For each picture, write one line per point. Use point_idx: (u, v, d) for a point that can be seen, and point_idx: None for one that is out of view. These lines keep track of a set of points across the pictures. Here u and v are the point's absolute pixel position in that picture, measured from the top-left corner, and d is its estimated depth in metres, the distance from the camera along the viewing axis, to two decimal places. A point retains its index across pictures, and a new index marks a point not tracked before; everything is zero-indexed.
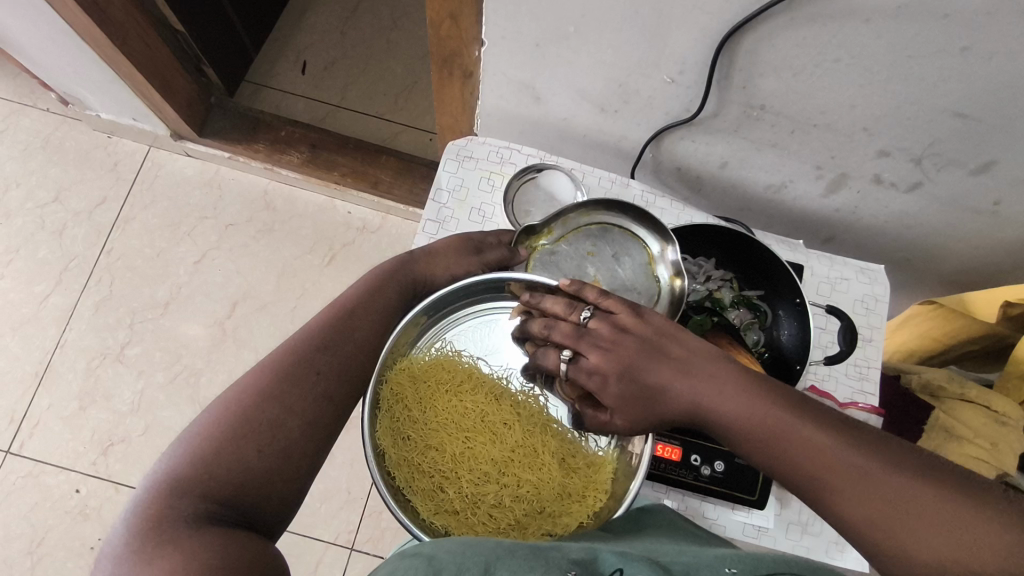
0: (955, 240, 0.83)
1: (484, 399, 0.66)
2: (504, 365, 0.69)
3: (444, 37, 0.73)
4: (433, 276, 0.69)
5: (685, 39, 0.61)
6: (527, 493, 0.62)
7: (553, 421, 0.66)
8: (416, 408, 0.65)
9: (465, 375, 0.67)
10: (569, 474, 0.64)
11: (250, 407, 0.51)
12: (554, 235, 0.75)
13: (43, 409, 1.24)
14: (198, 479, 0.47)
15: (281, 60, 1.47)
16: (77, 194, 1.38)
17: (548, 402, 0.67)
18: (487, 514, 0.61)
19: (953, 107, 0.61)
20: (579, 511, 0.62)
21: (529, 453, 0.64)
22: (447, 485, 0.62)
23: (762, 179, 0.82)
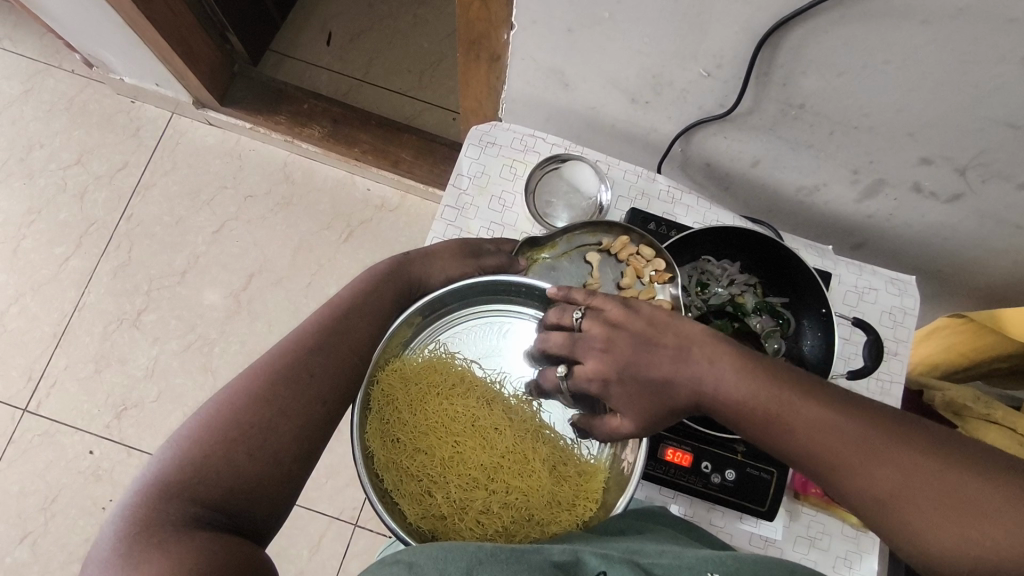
0: (993, 255, 0.80)
1: (476, 401, 0.66)
2: (499, 369, 0.69)
3: (473, 18, 0.70)
4: (428, 278, 0.68)
5: (726, 32, 0.58)
6: (515, 500, 0.62)
7: (546, 425, 0.67)
8: (406, 410, 0.65)
9: (458, 378, 0.67)
10: (559, 482, 0.64)
11: (243, 410, 0.50)
12: (557, 251, 0.73)
13: (60, 370, 1.26)
14: (189, 483, 0.47)
15: (307, 30, 1.45)
16: (100, 157, 1.38)
17: (543, 407, 0.68)
18: (474, 518, 0.61)
19: (1005, 118, 0.58)
20: (569, 519, 0.62)
21: (518, 459, 0.64)
22: (435, 490, 0.62)
23: (793, 180, 0.79)
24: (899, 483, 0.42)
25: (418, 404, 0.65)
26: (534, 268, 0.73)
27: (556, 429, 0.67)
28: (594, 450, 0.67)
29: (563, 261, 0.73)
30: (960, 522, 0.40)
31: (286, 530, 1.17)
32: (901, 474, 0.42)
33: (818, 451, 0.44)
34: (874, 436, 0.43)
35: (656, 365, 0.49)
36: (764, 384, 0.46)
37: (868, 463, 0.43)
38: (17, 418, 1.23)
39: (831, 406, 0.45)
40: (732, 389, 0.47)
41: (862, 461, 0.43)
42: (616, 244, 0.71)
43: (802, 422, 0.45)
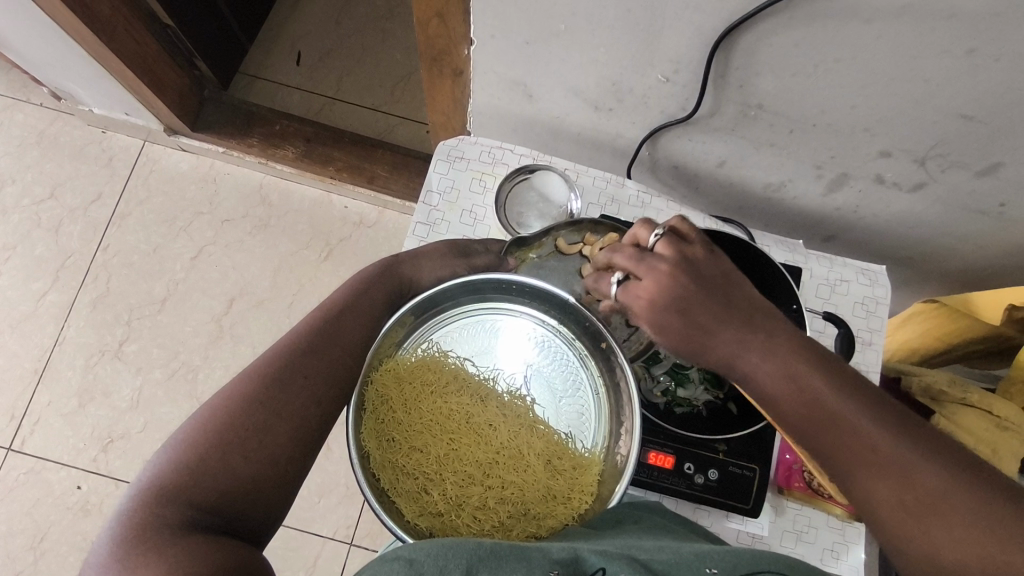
0: (960, 240, 0.81)
1: (472, 397, 0.67)
2: (492, 366, 0.69)
3: (433, 36, 0.70)
4: (419, 278, 0.69)
5: (679, 38, 0.59)
6: (511, 494, 0.62)
7: (541, 420, 0.67)
8: (402, 407, 0.64)
9: (451, 376, 0.68)
10: (554, 476, 0.64)
11: (237, 413, 0.50)
12: (544, 249, 0.73)
13: (44, 406, 1.25)
14: (186, 485, 0.46)
15: (276, 51, 1.45)
16: (73, 189, 1.37)
17: (536, 402, 0.68)
18: (472, 512, 0.61)
19: (958, 109, 0.59)
20: (564, 513, 0.62)
21: (514, 454, 0.64)
22: (431, 487, 0.62)
23: (760, 178, 0.80)
24: (926, 496, 0.42)
25: (418, 398, 0.65)
26: (523, 267, 0.73)
27: (549, 423, 0.67)
28: (587, 442, 0.67)
29: (550, 259, 0.73)
30: (978, 546, 0.40)
31: (281, 553, 1.16)
32: (929, 489, 0.42)
33: (853, 448, 0.45)
34: (907, 448, 0.43)
35: (717, 300, 0.51)
36: (801, 369, 0.47)
37: (897, 472, 0.43)
38: (2, 457, 1.22)
39: (876, 413, 0.45)
40: (761, 358, 0.49)
41: (891, 472, 0.43)
42: (603, 240, 0.71)
43: (833, 416, 0.45)
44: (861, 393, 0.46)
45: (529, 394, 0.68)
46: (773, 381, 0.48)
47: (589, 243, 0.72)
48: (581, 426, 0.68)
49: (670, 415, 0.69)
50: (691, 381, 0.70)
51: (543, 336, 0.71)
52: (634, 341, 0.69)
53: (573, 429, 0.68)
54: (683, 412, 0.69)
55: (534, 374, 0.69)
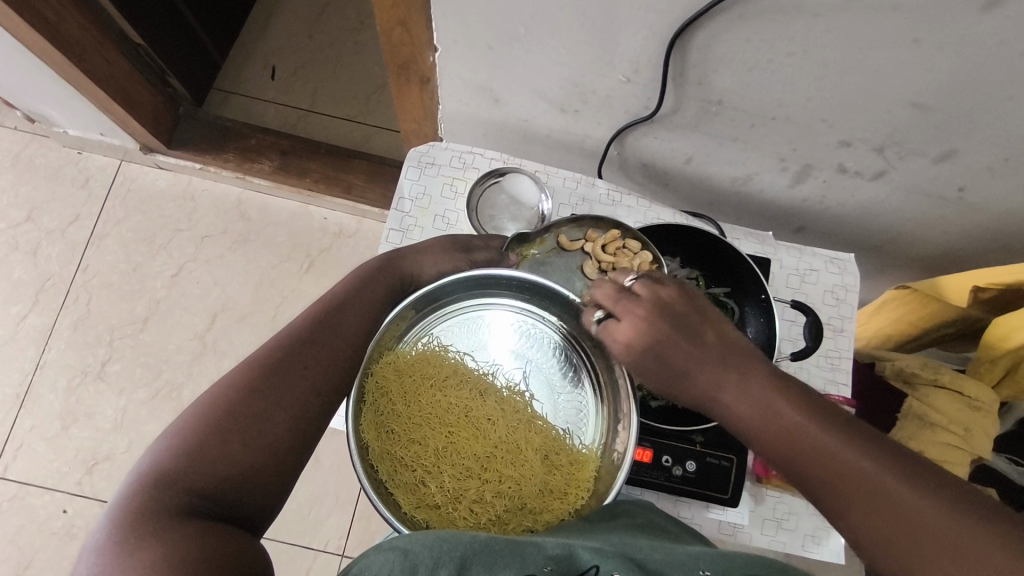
0: (924, 226, 0.82)
1: (472, 392, 0.67)
2: (490, 361, 0.70)
3: (397, 45, 0.71)
4: (421, 272, 0.68)
5: (636, 38, 0.60)
6: (508, 489, 0.63)
7: (539, 415, 0.68)
8: (403, 401, 0.65)
9: (450, 371, 0.68)
10: (551, 471, 0.65)
11: (236, 402, 0.49)
12: (546, 246, 0.74)
13: (26, 431, 1.24)
14: (187, 470, 0.46)
15: (249, 66, 1.45)
16: (50, 212, 1.37)
17: (534, 397, 0.69)
18: (469, 506, 0.62)
19: (910, 98, 0.60)
20: (560, 507, 0.63)
21: (511, 449, 0.65)
22: (429, 480, 0.63)
23: (728, 172, 0.81)
24: (901, 523, 0.42)
25: (419, 392, 0.66)
26: (524, 263, 0.73)
27: (546, 418, 0.68)
28: (584, 437, 0.68)
29: (552, 256, 0.74)
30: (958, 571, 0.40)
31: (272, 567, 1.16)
32: (904, 515, 0.42)
33: (825, 478, 0.45)
34: (880, 474, 0.44)
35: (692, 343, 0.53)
36: (774, 402, 0.49)
37: (870, 500, 0.43)
38: None
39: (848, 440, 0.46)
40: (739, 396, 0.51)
41: (864, 499, 0.44)
42: (606, 236, 0.73)
43: (812, 447, 0.46)
44: (835, 423, 0.47)
45: (528, 389, 0.69)
46: (755, 417, 0.50)
47: (592, 241, 0.74)
48: (579, 421, 0.69)
49: (646, 409, 0.71)
50: None
51: (542, 332, 0.71)
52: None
53: (571, 425, 0.69)
54: (659, 405, 0.71)
55: (532, 369, 0.70)
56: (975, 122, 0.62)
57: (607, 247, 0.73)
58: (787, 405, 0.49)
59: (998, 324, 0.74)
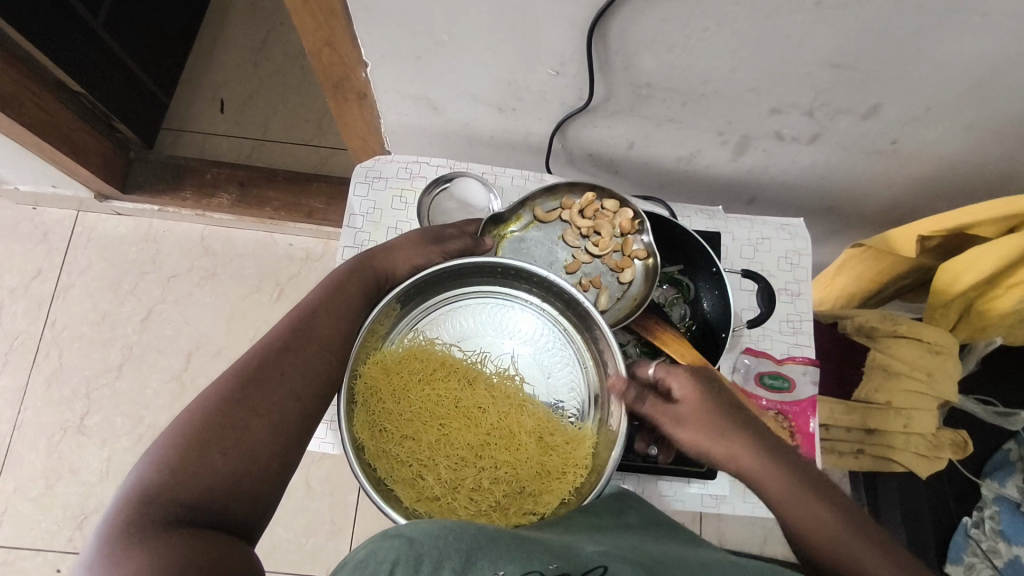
0: (867, 182, 0.85)
1: (462, 381, 0.67)
2: (478, 348, 0.70)
3: (328, 64, 0.71)
4: (395, 270, 0.68)
5: (557, 30, 0.61)
6: (504, 473, 0.63)
7: (531, 397, 0.68)
8: (395, 397, 0.65)
9: (438, 362, 0.68)
10: (547, 451, 0.65)
11: (213, 413, 0.49)
12: (522, 222, 0.77)
13: (10, 494, 1.22)
14: (172, 482, 0.45)
15: (197, 102, 1.44)
16: (11, 270, 1.35)
17: (525, 380, 0.69)
18: (469, 494, 0.62)
19: (826, 59, 0.62)
20: (560, 487, 0.63)
21: (504, 434, 0.65)
22: (425, 473, 0.63)
23: (671, 152, 0.83)
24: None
25: (411, 388, 0.66)
26: (503, 243, 0.76)
27: (538, 400, 0.68)
28: (578, 415, 0.68)
29: (531, 230, 0.77)
30: None
31: None
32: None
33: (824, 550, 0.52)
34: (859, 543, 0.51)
35: (729, 415, 0.59)
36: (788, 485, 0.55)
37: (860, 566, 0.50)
38: None
39: (840, 516, 0.53)
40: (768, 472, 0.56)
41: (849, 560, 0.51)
42: (582, 201, 0.75)
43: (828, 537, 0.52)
44: (833, 503, 0.54)
45: (518, 372, 0.69)
46: (782, 498, 0.55)
47: (568, 208, 0.76)
48: (572, 399, 0.69)
49: None
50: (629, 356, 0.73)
51: (528, 313, 0.72)
52: (626, 297, 0.74)
53: (565, 403, 0.69)
54: None
55: (520, 352, 0.70)
56: (894, 75, 0.64)
57: (584, 212, 0.75)
58: (796, 486, 0.55)
59: (943, 269, 0.76)
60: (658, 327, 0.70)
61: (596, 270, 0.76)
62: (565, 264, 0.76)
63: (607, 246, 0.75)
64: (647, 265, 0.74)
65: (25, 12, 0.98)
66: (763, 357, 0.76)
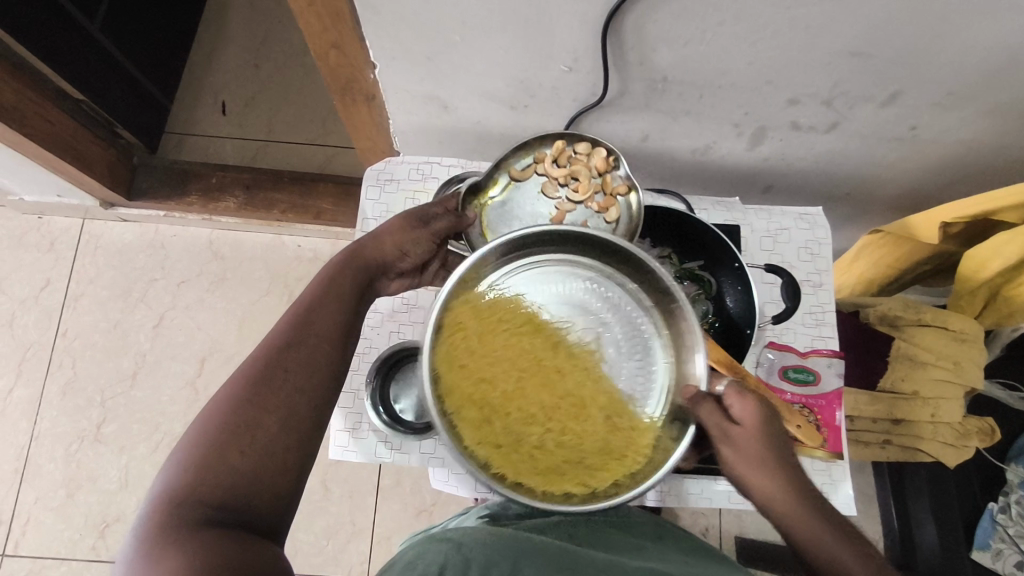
0: (886, 169, 0.83)
1: (540, 339, 0.58)
2: (569, 311, 0.60)
3: (336, 67, 0.70)
4: (387, 260, 0.64)
5: (570, 27, 0.60)
6: (570, 441, 0.55)
7: (614, 373, 0.58)
8: (477, 343, 0.57)
9: (524, 317, 0.59)
10: (613, 432, 0.56)
11: (225, 417, 0.48)
12: (498, 187, 0.73)
13: (31, 505, 1.23)
14: (194, 487, 0.45)
15: (198, 104, 1.43)
16: (20, 280, 1.35)
17: (611, 353, 0.59)
18: (534, 460, 0.54)
19: (847, 48, 0.60)
20: (619, 470, 0.54)
21: (576, 403, 0.56)
22: (492, 419, 0.55)
23: (686, 145, 0.81)
24: None
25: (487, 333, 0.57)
26: (486, 213, 0.71)
27: (619, 378, 0.58)
28: (656, 390, 0.58)
29: (510, 193, 0.72)
30: None
31: None
32: None
33: None
34: None
35: (787, 455, 0.52)
36: (841, 550, 0.48)
37: None
38: None
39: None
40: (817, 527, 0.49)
41: None
42: (554, 150, 0.72)
43: None
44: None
45: (604, 342, 0.59)
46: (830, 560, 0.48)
47: (541, 160, 0.73)
48: (649, 388, 0.58)
49: None
50: None
51: (610, 276, 0.61)
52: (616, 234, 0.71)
53: (643, 388, 0.58)
54: None
55: (612, 320, 0.60)
56: (916, 62, 0.62)
57: (558, 160, 0.72)
58: (848, 550, 0.48)
59: (970, 254, 0.74)
60: None
61: (581, 217, 0.72)
62: (552, 218, 0.72)
63: (589, 189, 0.72)
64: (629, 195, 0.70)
65: (23, 21, 0.96)
66: (787, 351, 0.75)
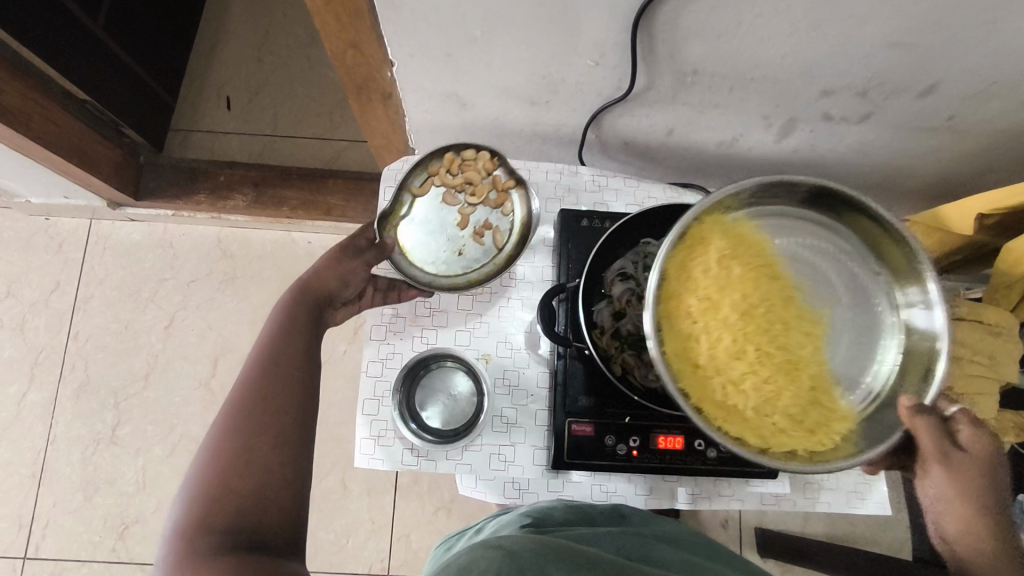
0: (918, 159, 0.81)
1: (781, 297, 0.47)
2: (811, 273, 0.50)
3: (352, 66, 0.68)
4: (335, 291, 0.65)
5: (599, 22, 0.57)
6: (765, 399, 0.45)
7: (831, 350, 0.48)
8: (721, 256, 0.47)
9: (767, 264, 0.48)
10: (812, 408, 0.46)
11: (217, 452, 0.48)
12: (404, 206, 0.74)
13: (49, 508, 1.22)
14: (203, 520, 0.45)
15: (203, 100, 1.40)
16: (29, 283, 1.33)
17: (839, 326, 0.49)
18: (722, 392, 0.45)
19: (889, 38, 0.58)
20: (803, 441, 0.45)
21: (793, 364, 0.46)
22: (701, 339, 0.45)
23: (712, 137, 0.79)
24: None
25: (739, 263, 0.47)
26: (400, 235, 0.73)
27: (833, 359, 0.48)
28: (859, 397, 0.48)
29: (416, 208, 0.75)
30: None
31: None
32: None
33: None
34: None
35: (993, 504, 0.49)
36: None
37: None
38: (18, 569, 1.20)
39: None
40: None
41: None
42: (444, 163, 0.73)
43: None
44: None
45: (840, 315, 0.49)
46: None
47: (436, 173, 0.74)
48: (865, 376, 0.48)
49: None
50: None
51: (863, 280, 0.50)
52: (514, 227, 0.75)
53: (861, 377, 0.48)
54: None
55: (849, 300, 0.50)
56: (959, 52, 0.60)
57: (450, 172, 0.74)
58: None
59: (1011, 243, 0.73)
60: None
61: (482, 217, 0.76)
62: (460, 223, 0.75)
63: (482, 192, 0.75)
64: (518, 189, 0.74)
65: (25, 22, 0.94)
66: None
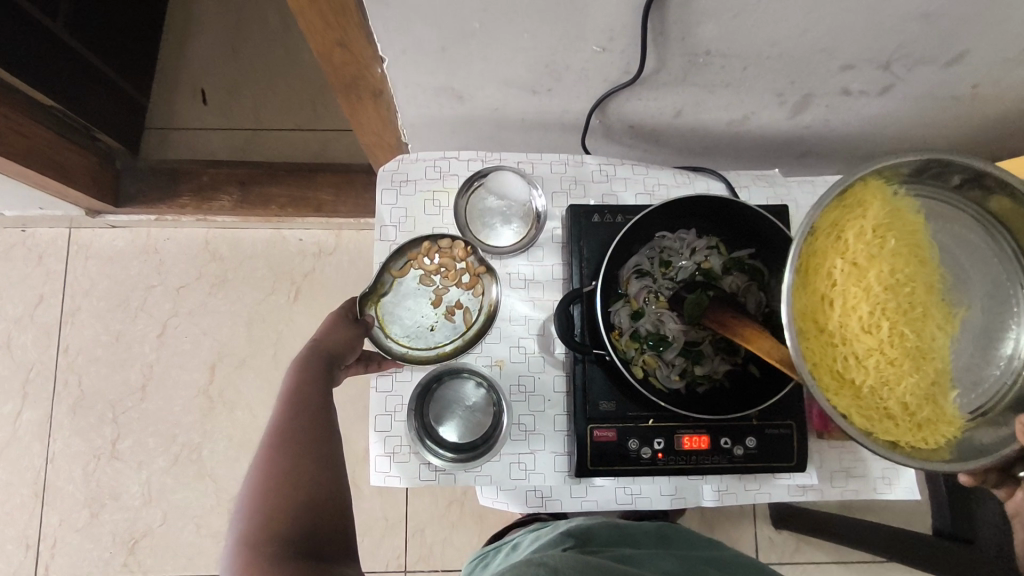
0: (935, 129, 0.77)
1: (927, 282, 0.44)
2: (957, 267, 0.46)
3: (340, 65, 0.63)
4: (344, 356, 0.65)
5: (607, 7, 0.53)
6: (884, 386, 0.43)
7: (960, 346, 0.45)
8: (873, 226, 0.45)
9: (919, 251, 0.45)
10: (926, 403, 0.43)
11: (261, 484, 0.49)
12: (388, 286, 0.73)
13: (56, 527, 1.20)
14: (259, 538, 0.46)
15: (177, 97, 1.33)
16: (11, 298, 1.28)
17: (975, 324, 0.45)
18: (842, 364, 0.43)
19: (917, 9, 0.54)
20: (906, 432, 0.43)
21: (923, 353, 0.43)
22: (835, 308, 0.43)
23: (722, 117, 0.75)
24: None
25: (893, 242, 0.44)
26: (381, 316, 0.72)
27: (957, 358, 0.45)
28: (971, 404, 0.45)
29: (397, 290, 0.73)
30: None
31: None
32: None
33: None
34: None
35: None
36: None
37: None
38: None
39: None
40: None
41: None
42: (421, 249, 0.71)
43: None
44: None
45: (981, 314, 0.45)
46: None
47: (414, 259, 0.72)
48: (983, 381, 0.45)
49: (694, 395, 0.65)
50: (706, 356, 0.65)
51: (1011, 288, 0.45)
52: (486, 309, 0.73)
53: (978, 380, 0.45)
54: (706, 390, 0.66)
55: (995, 300, 0.45)
56: (990, 19, 0.56)
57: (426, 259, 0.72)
58: None
59: None
60: (738, 323, 0.55)
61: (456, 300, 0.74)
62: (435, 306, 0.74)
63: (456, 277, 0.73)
64: (490, 275, 0.72)
65: None
66: None
